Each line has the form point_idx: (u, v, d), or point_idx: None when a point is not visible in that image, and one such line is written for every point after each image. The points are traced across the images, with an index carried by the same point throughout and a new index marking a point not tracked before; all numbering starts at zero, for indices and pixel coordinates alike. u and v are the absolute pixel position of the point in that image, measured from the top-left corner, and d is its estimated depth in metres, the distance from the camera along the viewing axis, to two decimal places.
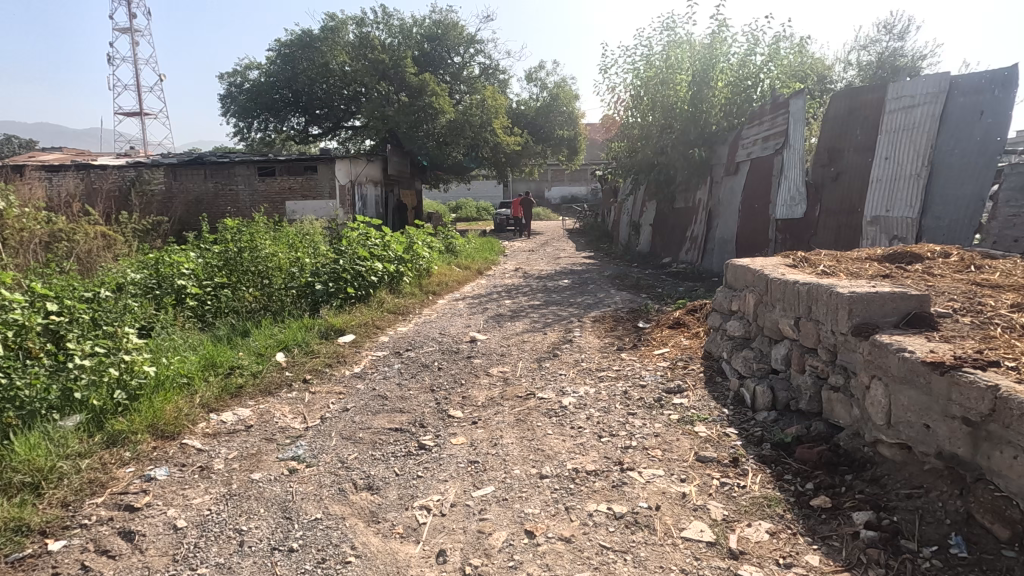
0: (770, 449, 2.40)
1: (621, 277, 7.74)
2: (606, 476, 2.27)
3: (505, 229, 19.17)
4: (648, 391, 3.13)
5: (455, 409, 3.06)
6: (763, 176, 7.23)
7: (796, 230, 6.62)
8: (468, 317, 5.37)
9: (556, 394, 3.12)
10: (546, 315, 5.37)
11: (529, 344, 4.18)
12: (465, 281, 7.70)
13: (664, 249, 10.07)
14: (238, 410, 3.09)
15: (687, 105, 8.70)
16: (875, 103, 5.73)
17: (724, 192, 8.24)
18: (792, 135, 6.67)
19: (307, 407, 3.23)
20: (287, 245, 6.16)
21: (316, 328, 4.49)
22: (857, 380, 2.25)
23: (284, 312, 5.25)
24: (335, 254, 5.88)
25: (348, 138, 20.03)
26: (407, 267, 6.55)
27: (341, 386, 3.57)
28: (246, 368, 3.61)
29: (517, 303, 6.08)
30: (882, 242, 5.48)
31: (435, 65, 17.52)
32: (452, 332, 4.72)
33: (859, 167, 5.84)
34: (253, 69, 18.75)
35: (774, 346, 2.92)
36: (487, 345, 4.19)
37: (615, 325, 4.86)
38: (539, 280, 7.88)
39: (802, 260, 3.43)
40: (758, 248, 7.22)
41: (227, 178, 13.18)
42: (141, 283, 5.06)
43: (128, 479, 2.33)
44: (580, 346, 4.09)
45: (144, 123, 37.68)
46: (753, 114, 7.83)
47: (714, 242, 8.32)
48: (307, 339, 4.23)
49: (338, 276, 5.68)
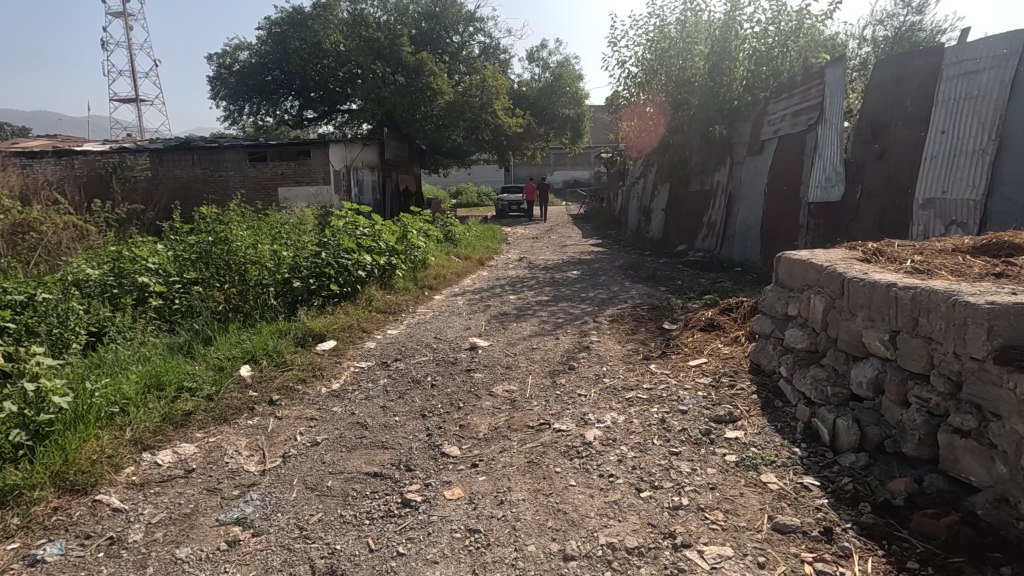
0: (874, 514, 1.78)
1: (635, 268, 7.11)
2: (654, 558, 1.67)
3: (507, 214, 18.49)
4: (692, 419, 2.51)
5: (451, 445, 2.45)
6: (792, 155, 6.54)
7: (831, 216, 5.93)
8: (468, 316, 4.74)
9: (577, 424, 2.50)
10: (556, 314, 4.75)
11: (540, 352, 3.56)
12: (465, 273, 7.06)
13: (678, 236, 9.40)
14: (179, 448, 2.48)
15: (705, 79, 8.00)
16: (929, 69, 5.02)
17: (746, 173, 7.55)
18: (829, 108, 5.97)
19: (269, 439, 2.62)
20: (262, 234, 5.51)
21: (292, 333, 3.88)
22: (1003, 427, 1.62)
23: (260, 312, 4.58)
24: (316, 246, 5.17)
25: (344, 122, 19.34)
26: (400, 259, 5.89)
27: (315, 409, 2.97)
28: (198, 388, 2.98)
29: (522, 299, 5.46)
30: (936, 228, 4.81)
31: (433, 44, 16.73)
32: (449, 336, 4.10)
33: (908, 143, 5.14)
34: (243, 49, 18.00)
35: (856, 365, 2.29)
36: (490, 353, 3.57)
37: (637, 326, 4.23)
38: (546, 271, 7.25)
39: (875, 254, 2.79)
40: (788, 235, 6.54)
41: (216, 164, 12.53)
42: (99, 281, 4.61)
43: (4, 564, 1.73)
44: (599, 355, 3.47)
45: (139, 109, 36.93)
46: (780, 87, 7.10)
47: (735, 228, 7.66)
48: (280, 346, 3.63)
49: (321, 271, 4.92)
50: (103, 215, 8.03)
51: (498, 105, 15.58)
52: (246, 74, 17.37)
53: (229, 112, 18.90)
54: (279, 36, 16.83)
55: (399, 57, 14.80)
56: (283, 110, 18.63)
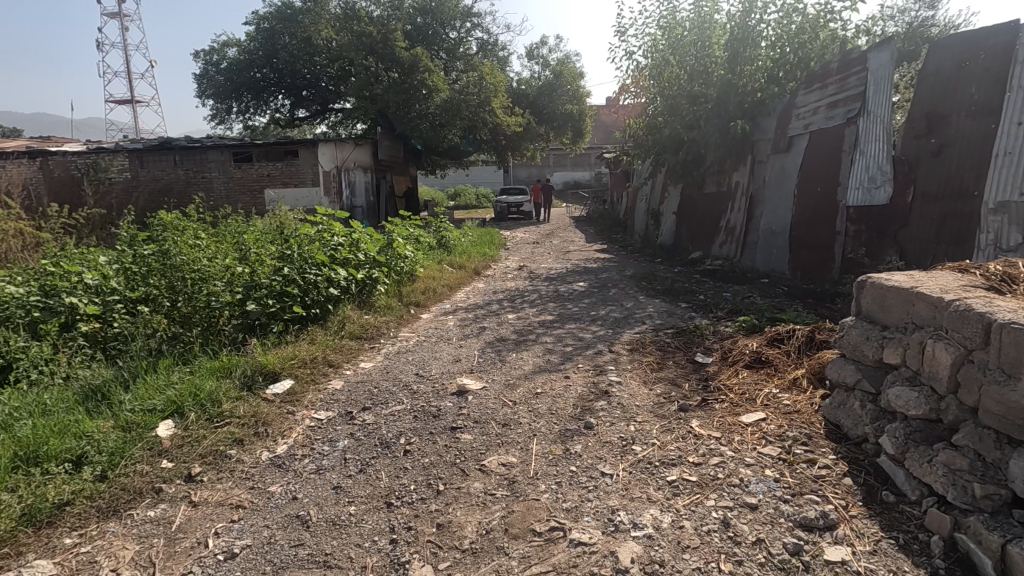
0: None
1: (650, 279, 6.36)
2: None
3: (506, 217, 17.74)
4: (769, 521, 1.75)
5: (422, 565, 1.70)
6: (828, 152, 5.77)
7: (876, 220, 5.17)
8: (458, 344, 3.98)
9: (604, 532, 1.75)
10: (564, 340, 3.97)
11: (546, 400, 2.79)
12: (459, 285, 6.32)
13: (692, 242, 8.62)
14: (29, 569, 1.73)
15: (724, 69, 7.25)
16: (999, 48, 4.25)
17: (770, 173, 6.79)
18: (872, 98, 5.22)
19: (168, 546, 1.87)
20: (219, 246, 4.76)
21: (237, 373, 3.11)
22: None
23: (209, 341, 3.66)
24: (276, 258, 4.27)
25: (337, 122, 18.66)
26: (382, 272, 5.13)
27: (245, 489, 2.21)
28: (89, 461, 2.23)
29: (522, 319, 4.70)
30: (1010, 236, 4.02)
31: (429, 41, 15.98)
32: (433, 374, 3.33)
33: (973, 136, 4.37)
34: (231, 46, 17.27)
35: (1020, 455, 1.54)
36: (483, 401, 2.80)
37: (663, 358, 3.48)
38: (549, 282, 6.50)
39: (1007, 281, 2.04)
40: (822, 243, 5.79)
41: (198, 164, 11.78)
42: (20, 301, 3.91)
43: None
44: (623, 405, 2.71)
45: (133, 110, 36.39)
46: (811, 76, 6.33)
47: (758, 234, 6.92)
48: (216, 392, 2.87)
49: (282, 291, 4.00)
50: (60, 220, 7.26)
51: (497, 103, 14.81)
52: (234, 71, 16.57)
53: (216, 111, 18.18)
54: (268, 32, 16.14)
55: (393, 53, 14.05)
56: (274, 108, 17.85)
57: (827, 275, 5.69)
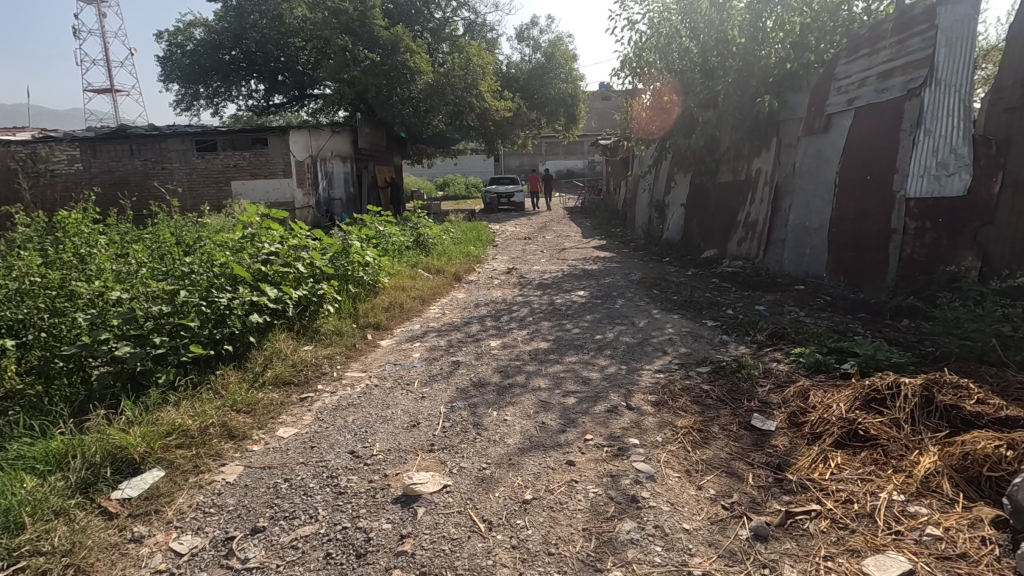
0: None
1: (663, 287, 5.32)
2: None
3: (497, 208, 16.65)
4: None
5: None
6: (881, 131, 4.72)
7: (947, 214, 4.12)
8: (421, 393, 2.93)
9: None
10: (564, 386, 2.93)
11: (540, 521, 1.75)
12: (435, 296, 5.27)
13: (703, 238, 7.60)
14: None
15: (745, 38, 6.14)
16: None
17: (801, 158, 5.74)
18: (944, 62, 4.18)
19: None
20: (112, 257, 3.66)
21: (74, 466, 2.05)
22: None
23: (53, 405, 2.55)
24: (174, 277, 3.18)
25: (316, 109, 17.44)
26: (330, 285, 4.06)
27: None
28: None
29: (512, 347, 3.66)
30: None
31: (409, 18, 14.65)
32: (376, 452, 2.28)
33: None
34: (196, 26, 15.94)
35: None
36: (440, 524, 1.76)
37: (706, 419, 2.45)
38: (543, 291, 5.46)
39: None
40: (872, 243, 4.77)
41: (156, 154, 10.57)
42: None
43: None
44: (666, 531, 1.69)
45: (114, 100, 35.13)
46: (856, 41, 5.27)
47: (786, 230, 5.88)
48: (19, 508, 1.79)
49: (177, 325, 2.91)
50: None
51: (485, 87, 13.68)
52: (200, 54, 15.25)
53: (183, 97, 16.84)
54: (234, 10, 14.75)
55: (371, 32, 12.59)
56: (245, 94, 16.57)
57: (880, 282, 4.67)
